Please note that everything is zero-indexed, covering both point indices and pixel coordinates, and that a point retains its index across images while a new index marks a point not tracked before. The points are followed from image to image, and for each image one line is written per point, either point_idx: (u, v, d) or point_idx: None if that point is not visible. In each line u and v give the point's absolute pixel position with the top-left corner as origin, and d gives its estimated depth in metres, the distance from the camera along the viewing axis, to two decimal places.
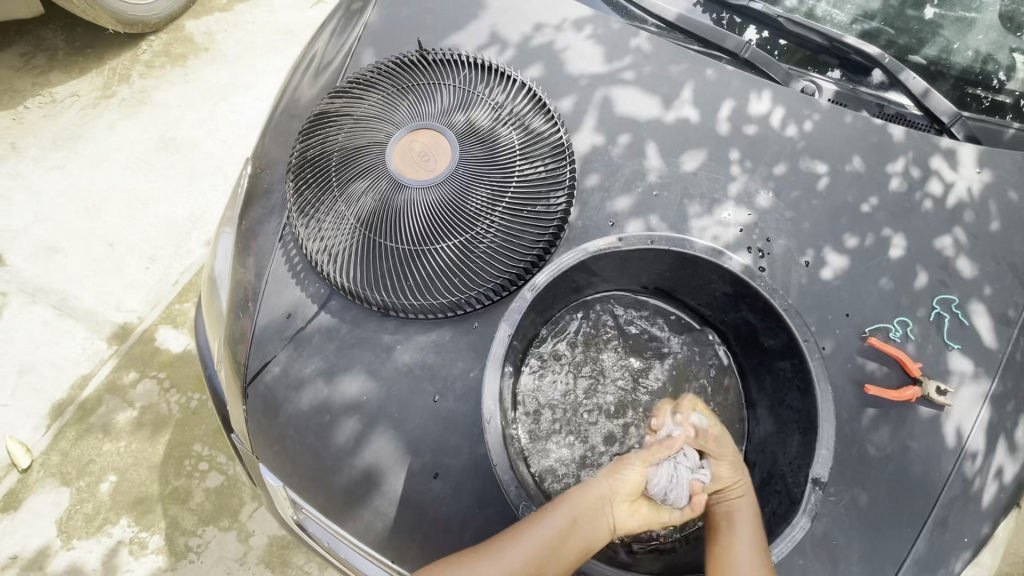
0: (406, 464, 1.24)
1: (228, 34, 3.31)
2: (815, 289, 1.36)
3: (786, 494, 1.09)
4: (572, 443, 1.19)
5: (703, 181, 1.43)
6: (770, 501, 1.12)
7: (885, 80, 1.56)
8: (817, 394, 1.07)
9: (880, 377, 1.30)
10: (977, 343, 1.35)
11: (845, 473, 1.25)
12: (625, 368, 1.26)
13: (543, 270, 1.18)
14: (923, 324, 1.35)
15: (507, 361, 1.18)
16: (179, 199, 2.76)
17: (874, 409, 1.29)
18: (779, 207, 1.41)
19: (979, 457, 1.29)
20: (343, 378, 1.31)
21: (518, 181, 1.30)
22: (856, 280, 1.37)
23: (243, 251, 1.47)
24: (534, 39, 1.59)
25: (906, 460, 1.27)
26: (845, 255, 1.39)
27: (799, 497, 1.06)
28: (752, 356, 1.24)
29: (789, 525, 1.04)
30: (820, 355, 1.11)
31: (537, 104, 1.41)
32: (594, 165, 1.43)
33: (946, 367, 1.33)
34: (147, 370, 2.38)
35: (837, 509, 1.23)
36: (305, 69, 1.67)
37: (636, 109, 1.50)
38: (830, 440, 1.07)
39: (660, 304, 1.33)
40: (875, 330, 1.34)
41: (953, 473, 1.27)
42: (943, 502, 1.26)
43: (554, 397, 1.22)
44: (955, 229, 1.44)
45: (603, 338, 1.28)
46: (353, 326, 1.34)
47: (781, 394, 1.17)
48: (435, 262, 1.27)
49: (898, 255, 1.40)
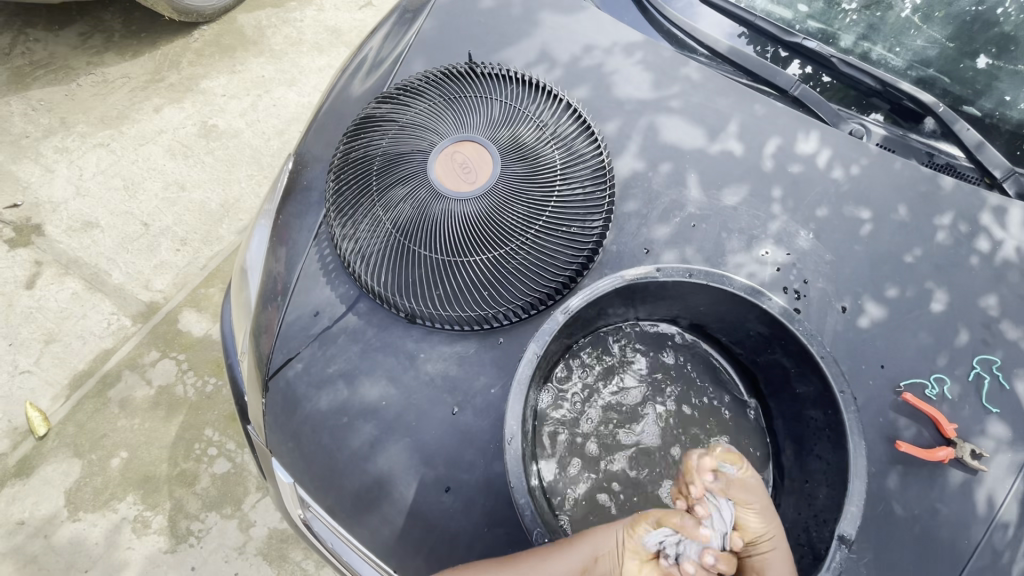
0: (418, 475, 1.23)
1: (277, 30, 3.39)
2: (849, 336, 1.32)
3: (810, 548, 1.04)
4: (589, 469, 1.18)
5: (742, 217, 1.41)
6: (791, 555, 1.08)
7: (937, 130, 1.53)
8: (850, 449, 1.03)
9: (912, 434, 1.26)
10: (1017, 409, 1.30)
11: (866, 530, 1.21)
12: (646, 400, 1.25)
13: (577, 293, 1.16)
14: (961, 384, 1.31)
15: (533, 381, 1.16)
16: (215, 185, 2.82)
17: (903, 467, 1.24)
18: (819, 250, 1.39)
19: (1012, 528, 1.24)
20: (364, 381, 1.31)
21: (557, 201, 1.30)
22: (894, 331, 1.33)
23: (278, 245, 1.49)
24: (582, 61, 1.60)
25: (934, 523, 1.22)
26: (884, 305, 1.35)
27: (824, 553, 1.01)
28: (781, 400, 1.21)
29: None
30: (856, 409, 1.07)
31: (582, 125, 1.41)
32: (633, 191, 1.43)
33: (983, 431, 1.28)
34: (168, 351, 2.42)
35: (857, 568, 1.19)
36: (354, 71, 1.70)
37: (680, 138, 1.49)
38: (861, 497, 1.01)
39: (687, 338, 1.31)
40: (909, 384, 1.30)
41: (983, 543, 1.22)
42: (971, 572, 1.21)
43: (575, 423, 1.21)
44: (1001, 288, 1.40)
45: (625, 367, 1.28)
46: (379, 330, 1.34)
47: (810, 443, 1.14)
48: (467, 275, 1.27)
49: (940, 310, 1.36)
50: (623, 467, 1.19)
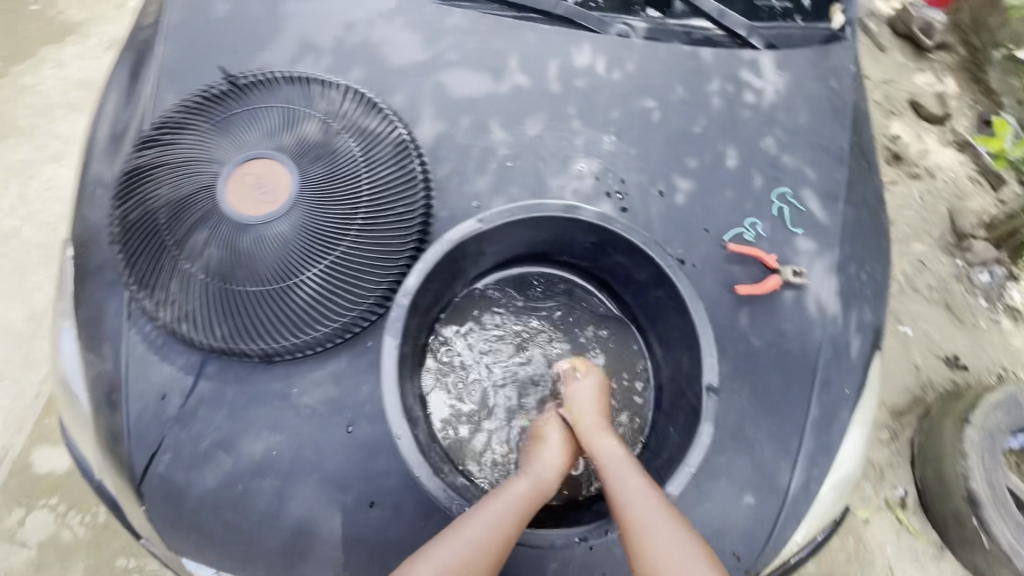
0: (339, 504, 1.19)
1: (14, 102, 2.86)
2: (673, 214, 1.46)
3: (689, 406, 1.17)
4: (492, 431, 1.24)
5: (550, 142, 1.47)
6: (678, 417, 1.20)
7: (687, 9, 1.68)
8: (692, 312, 1.14)
9: (747, 276, 1.44)
10: (814, 224, 1.54)
11: (737, 369, 1.38)
12: (521, 342, 1.31)
13: (412, 271, 1.13)
14: (769, 220, 1.50)
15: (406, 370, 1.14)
16: (10, 301, 2.39)
17: (749, 306, 1.42)
18: (624, 148, 1.49)
19: (839, 318, 1.48)
20: (245, 441, 1.22)
21: (368, 189, 1.26)
22: (706, 196, 1.49)
23: (89, 343, 1.30)
24: (348, 39, 1.53)
25: (785, 341, 1.42)
26: (691, 177, 1.50)
27: (700, 406, 1.14)
28: (633, 293, 1.31)
29: (696, 434, 1.10)
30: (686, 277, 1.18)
31: (367, 104, 1.35)
32: (444, 152, 1.42)
33: (797, 251, 1.49)
34: (33, 502, 2.08)
35: (741, 403, 1.36)
36: (105, 124, 1.49)
37: (469, 88, 1.50)
38: (712, 347, 1.14)
39: (539, 271, 1.38)
40: (732, 236, 1.46)
41: (823, 339, 1.45)
42: (821, 365, 1.44)
43: (463, 391, 1.25)
44: (774, 129, 1.61)
45: (492, 321, 1.32)
46: (240, 384, 1.24)
47: (665, 320, 1.25)
48: (305, 294, 1.20)
49: (735, 165, 1.54)
50: (521, 414, 1.27)
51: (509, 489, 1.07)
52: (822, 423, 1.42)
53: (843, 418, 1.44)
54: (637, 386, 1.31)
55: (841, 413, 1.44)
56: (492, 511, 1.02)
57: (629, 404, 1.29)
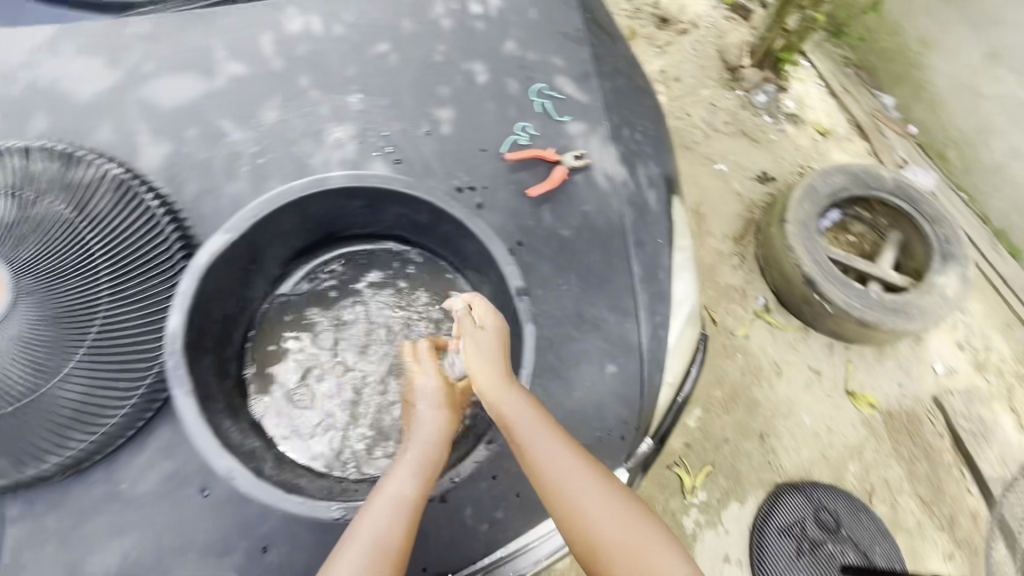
0: (228, 568, 1.11)
1: None
2: (447, 147, 1.47)
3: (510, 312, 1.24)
4: (350, 418, 1.24)
5: (295, 121, 1.38)
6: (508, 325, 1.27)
7: None
8: (471, 229, 1.23)
9: (535, 177, 1.50)
10: (576, 107, 1.63)
11: (560, 263, 1.46)
12: (345, 321, 1.32)
13: (172, 311, 1.04)
14: (536, 119, 1.57)
15: (218, 413, 1.06)
16: None
17: (548, 203, 1.49)
18: (374, 101, 1.45)
19: (629, 181, 1.62)
20: (93, 561, 1.09)
21: (100, 247, 1.13)
22: (470, 119, 1.51)
23: None
24: (15, 91, 1.32)
25: (590, 220, 1.53)
26: (449, 106, 1.50)
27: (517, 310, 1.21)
28: (426, 235, 1.36)
29: (523, 335, 1.16)
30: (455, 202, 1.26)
31: (61, 156, 1.19)
32: (182, 170, 1.29)
33: (570, 137, 1.58)
34: None
35: (574, 290, 1.45)
36: None
37: (180, 96, 1.35)
38: (504, 252, 1.21)
39: (336, 252, 1.39)
40: (508, 146, 1.51)
41: (622, 205, 1.58)
42: (629, 228, 1.57)
43: (305, 391, 1.25)
44: (510, 32, 1.65)
45: (309, 316, 1.32)
46: (59, 508, 1.10)
47: (462, 245, 1.31)
48: (79, 387, 1.07)
49: (486, 79, 1.57)
50: (374, 390, 1.28)
51: (400, 467, 1.02)
52: (648, 275, 1.56)
53: (663, 264, 1.61)
54: None
55: (660, 260, 1.61)
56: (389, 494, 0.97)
57: None
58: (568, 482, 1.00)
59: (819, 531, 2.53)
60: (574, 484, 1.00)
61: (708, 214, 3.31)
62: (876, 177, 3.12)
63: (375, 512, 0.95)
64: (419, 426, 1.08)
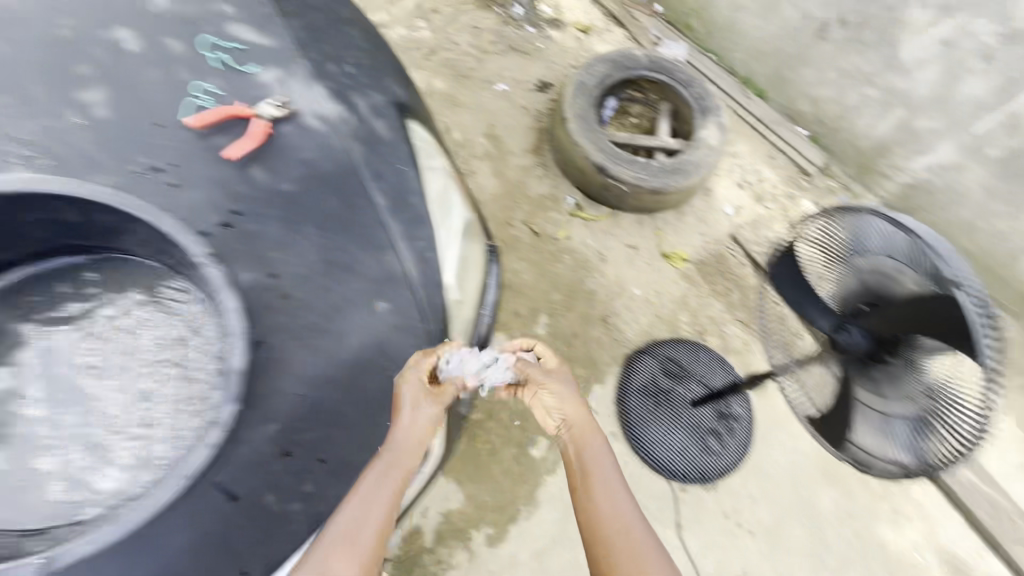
0: None
1: None
2: (106, 127, 1.33)
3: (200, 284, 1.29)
4: (80, 433, 1.37)
5: None
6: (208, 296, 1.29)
7: None
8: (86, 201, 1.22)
9: (232, 137, 1.38)
10: (261, 52, 1.51)
11: (289, 217, 1.37)
12: (53, 345, 1.43)
13: None
14: (215, 76, 1.44)
15: None
16: None
17: (257, 160, 1.39)
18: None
19: (349, 116, 1.53)
20: None
21: None
22: (126, 91, 1.37)
23: None
24: None
25: (314, 164, 1.43)
26: (97, 84, 1.36)
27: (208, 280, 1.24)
28: (91, 239, 1.39)
29: (220, 304, 1.22)
30: (74, 182, 1.25)
31: None
32: None
33: (262, 84, 1.47)
34: None
35: (316, 240, 1.37)
36: None
37: None
38: (156, 223, 1.23)
39: (31, 285, 1.48)
40: (187, 112, 1.37)
41: (347, 142, 1.50)
42: (362, 162, 1.50)
43: (29, 416, 1.37)
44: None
45: (16, 352, 1.42)
46: None
47: (119, 229, 1.31)
48: None
49: (136, 46, 1.42)
50: (94, 399, 1.39)
51: (376, 481, 1.20)
52: (396, 201, 1.53)
53: (414, 187, 1.58)
54: (181, 298, 1.47)
55: (409, 185, 1.58)
56: (351, 516, 1.15)
57: (184, 313, 1.46)
58: (610, 510, 1.23)
59: (668, 379, 2.84)
60: (621, 511, 1.23)
61: (503, 136, 3.39)
62: (632, 59, 3.36)
63: (372, 483, 1.20)
64: (399, 435, 1.27)
